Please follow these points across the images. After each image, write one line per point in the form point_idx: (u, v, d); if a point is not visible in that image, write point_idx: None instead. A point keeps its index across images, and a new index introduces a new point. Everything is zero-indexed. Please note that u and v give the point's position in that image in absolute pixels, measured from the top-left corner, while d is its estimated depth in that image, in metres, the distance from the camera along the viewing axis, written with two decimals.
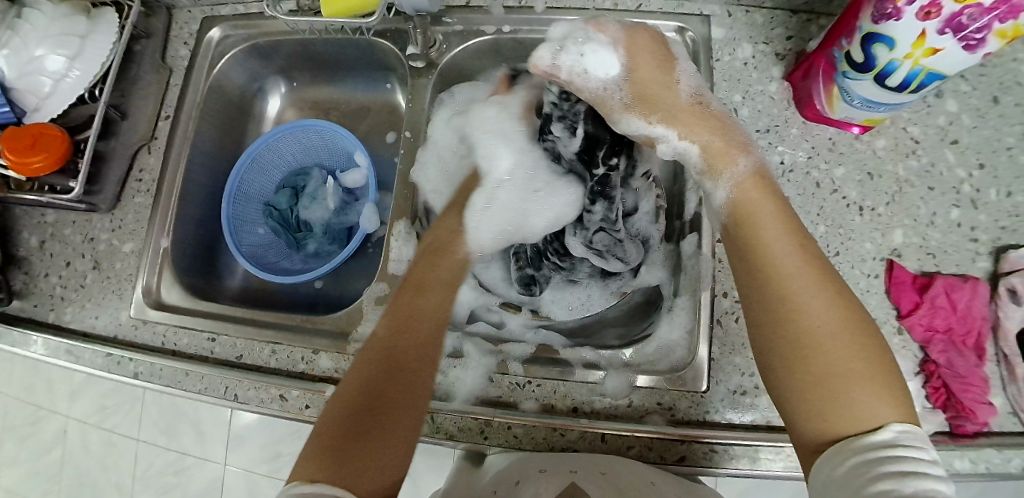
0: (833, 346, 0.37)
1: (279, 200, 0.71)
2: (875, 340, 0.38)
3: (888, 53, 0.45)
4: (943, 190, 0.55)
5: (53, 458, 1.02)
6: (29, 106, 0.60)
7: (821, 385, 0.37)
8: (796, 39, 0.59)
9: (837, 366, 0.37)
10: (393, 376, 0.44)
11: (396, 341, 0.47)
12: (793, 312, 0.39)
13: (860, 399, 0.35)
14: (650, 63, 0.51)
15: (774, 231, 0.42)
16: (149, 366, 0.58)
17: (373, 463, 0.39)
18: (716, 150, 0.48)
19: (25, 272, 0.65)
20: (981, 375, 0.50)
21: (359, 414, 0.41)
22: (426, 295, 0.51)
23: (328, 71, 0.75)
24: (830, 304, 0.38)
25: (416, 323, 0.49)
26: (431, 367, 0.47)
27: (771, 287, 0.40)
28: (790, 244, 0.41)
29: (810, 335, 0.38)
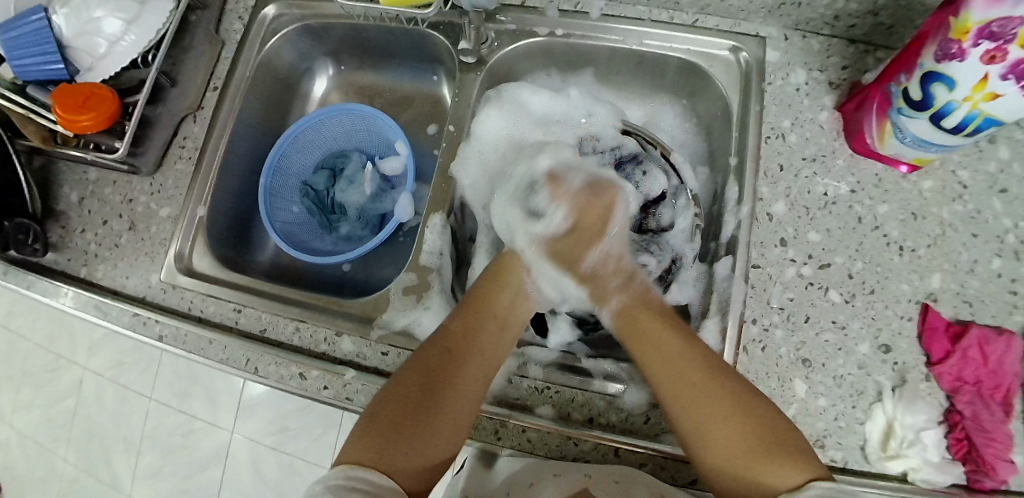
0: (724, 429, 0.44)
1: (316, 180, 0.72)
2: (767, 416, 0.44)
3: (946, 93, 0.44)
4: (987, 238, 0.54)
5: (67, 408, 1.05)
6: (84, 65, 0.61)
7: (733, 459, 0.43)
8: (852, 69, 0.58)
9: (721, 453, 0.44)
10: (444, 370, 0.49)
11: (458, 339, 0.52)
12: (683, 415, 0.46)
13: (774, 469, 0.41)
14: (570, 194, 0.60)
15: (660, 348, 0.51)
16: (175, 330, 0.59)
17: (417, 451, 0.45)
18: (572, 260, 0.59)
19: (62, 226, 0.66)
20: (1005, 431, 0.48)
21: (410, 402, 0.47)
22: (496, 302, 0.56)
23: (376, 57, 0.76)
24: (710, 404, 0.46)
25: (481, 325, 0.54)
26: (489, 362, 0.52)
27: (667, 399, 0.48)
28: (662, 355, 0.50)
29: (700, 425, 0.45)
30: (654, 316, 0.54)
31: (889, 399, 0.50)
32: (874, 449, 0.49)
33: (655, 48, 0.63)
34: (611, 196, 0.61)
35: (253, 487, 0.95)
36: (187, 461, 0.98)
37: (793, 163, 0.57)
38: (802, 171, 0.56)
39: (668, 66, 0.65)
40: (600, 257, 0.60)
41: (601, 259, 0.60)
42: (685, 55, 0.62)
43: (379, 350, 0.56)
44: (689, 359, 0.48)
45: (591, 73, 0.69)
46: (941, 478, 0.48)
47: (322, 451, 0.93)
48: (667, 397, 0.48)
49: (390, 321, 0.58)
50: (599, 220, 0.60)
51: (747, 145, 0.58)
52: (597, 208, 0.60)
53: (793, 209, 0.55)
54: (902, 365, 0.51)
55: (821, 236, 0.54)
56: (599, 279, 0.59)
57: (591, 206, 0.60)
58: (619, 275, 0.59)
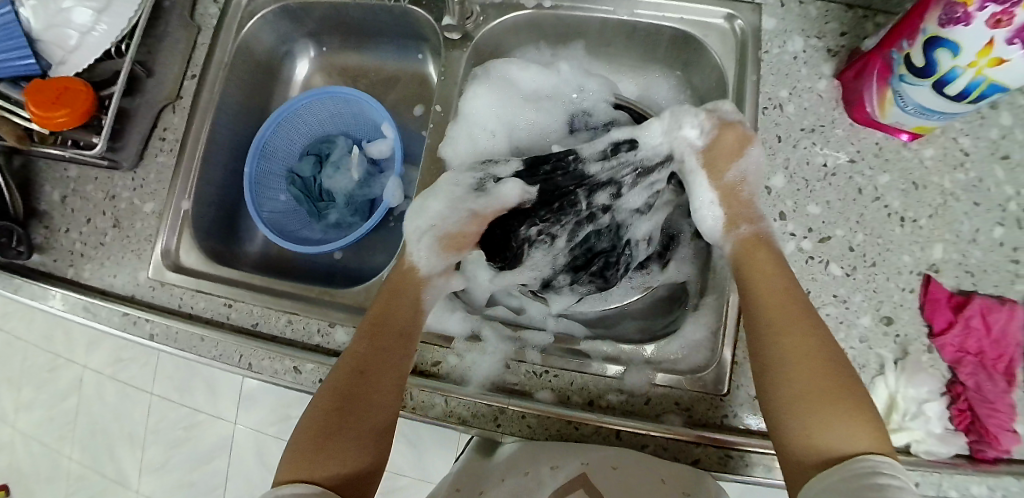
0: (790, 352, 0.44)
1: (303, 168, 0.71)
2: (848, 387, 0.42)
3: (950, 59, 0.42)
4: (989, 206, 0.52)
5: (68, 406, 1.05)
6: (54, 59, 0.59)
7: (803, 407, 0.42)
8: (850, 35, 0.56)
9: (791, 373, 0.43)
10: (354, 392, 0.47)
11: (364, 357, 0.49)
12: (761, 311, 0.47)
13: (840, 428, 0.40)
14: (728, 153, 0.54)
15: (771, 278, 0.48)
16: (165, 328, 0.58)
17: (338, 469, 0.43)
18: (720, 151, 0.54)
19: (45, 226, 0.65)
20: (1008, 401, 0.48)
21: (326, 423, 0.45)
22: (395, 314, 0.52)
23: (359, 38, 0.74)
24: (805, 337, 0.44)
25: (385, 341, 0.50)
26: (395, 375, 0.49)
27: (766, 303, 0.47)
28: (772, 275, 0.48)
29: (783, 370, 0.44)
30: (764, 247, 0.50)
31: (891, 373, 0.50)
32: None
33: (647, 18, 0.61)
34: (745, 147, 0.53)
35: (259, 477, 0.95)
36: (191, 453, 0.99)
37: (791, 134, 0.55)
38: (800, 142, 0.55)
39: (660, 36, 0.63)
40: (734, 179, 0.54)
41: (732, 182, 0.54)
42: (678, 25, 0.60)
43: None
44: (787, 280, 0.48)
45: (582, 46, 0.67)
46: (944, 450, 0.48)
47: None
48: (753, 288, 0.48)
49: None
50: (731, 152, 0.54)
51: (744, 117, 0.56)
52: (734, 141, 0.53)
53: (792, 181, 0.54)
54: (904, 337, 0.50)
55: (821, 208, 0.53)
56: (734, 197, 0.54)
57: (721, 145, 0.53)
58: (746, 207, 0.53)
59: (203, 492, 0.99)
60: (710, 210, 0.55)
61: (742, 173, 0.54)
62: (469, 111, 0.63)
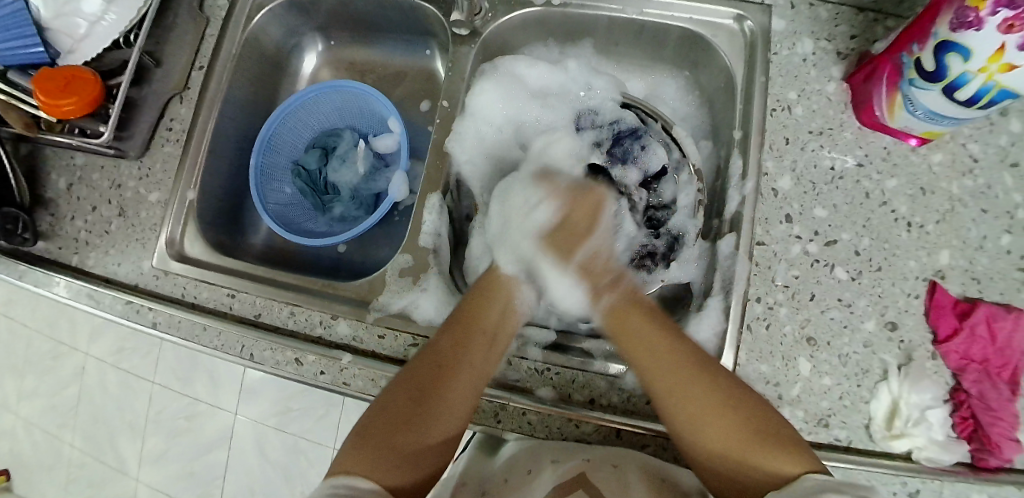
0: (687, 386, 0.45)
1: (308, 160, 0.70)
2: (744, 411, 0.43)
3: (961, 64, 0.42)
4: (996, 213, 0.52)
5: (70, 394, 1.06)
6: (64, 48, 0.60)
7: (742, 446, 0.42)
8: (860, 38, 0.56)
9: (704, 413, 0.44)
10: (429, 389, 0.47)
11: (446, 355, 0.49)
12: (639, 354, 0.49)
13: (775, 460, 0.40)
14: (585, 206, 0.58)
15: (644, 329, 0.49)
16: (169, 316, 0.59)
17: (405, 464, 0.43)
18: (584, 195, 0.58)
19: (51, 214, 0.65)
20: (1012, 410, 0.47)
21: (399, 414, 0.45)
22: (492, 318, 0.53)
23: (367, 32, 0.74)
24: (701, 386, 0.45)
25: (469, 343, 0.50)
26: (477, 379, 0.49)
27: (637, 363, 0.48)
28: (651, 337, 0.49)
29: (692, 413, 0.44)
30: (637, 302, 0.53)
31: (895, 378, 0.49)
32: (879, 428, 0.49)
33: (656, 18, 0.61)
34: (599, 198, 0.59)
35: (259, 469, 0.96)
36: (191, 443, 0.99)
37: (798, 136, 0.55)
38: (808, 144, 0.55)
39: (669, 36, 0.63)
40: (588, 254, 0.57)
41: (589, 258, 0.57)
42: (687, 24, 0.60)
43: (376, 333, 0.55)
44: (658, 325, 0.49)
45: (590, 45, 0.67)
46: (946, 457, 0.48)
47: (325, 432, 0.93)
48: (628, 352, 0.49)
49: (385, 303, 0.57)
50: (586, 218, 0.57)
51: (752, 118, 0.56)
52: (588, 209, 0.58)
53: (799, 183, 0.54)
54: (908, 342, 0.50)
55: (828, 212, 0.53)
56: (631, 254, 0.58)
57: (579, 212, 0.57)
58: (608, 274, 0.56)
59: (203, 482, 0.99)
60: (570, 295, 0.57)
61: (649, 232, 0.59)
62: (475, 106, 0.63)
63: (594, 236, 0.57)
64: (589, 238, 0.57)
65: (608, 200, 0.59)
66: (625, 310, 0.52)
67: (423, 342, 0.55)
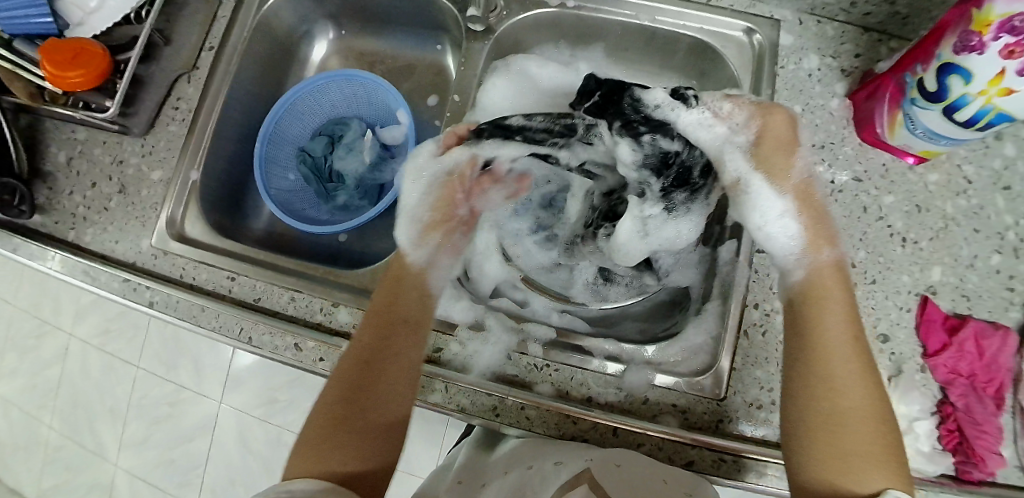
0: (851, 390, 0.42)
1: (314, 147, 0.71)
2: (892, 430, 0.41)
3: (962, 86, 0.43)
4: (988, 233, 0.54)
5: (52, 374, 1.04)
6: (73, 19, 0.59)
7: (855, 453, 0.40)
8: (865, 57, 0.57)
9: (835, 416, 0.41)
10: (360, 383, 0.47)
11: (377, 345, 0.49)
12: (835, 337, 0.44)
13: (874, 472, 0.39)
14: (779, 136, 0.51)
15: (833, 318, 0.45)
16: (165, 296, 0.58)
17: (353, 456, 0.44)
18: (779, 165, 0.51)
19: (49, 187, 0.64)
20: (996, 424, 0.49)
21: (338, 414, 0.45)
22: (404, 304, 0.52)
23: (379, 22, 0.74)
24: (860, 379, 0.42)
25: (392, 335, 0.49)
26: (407, 372, 0.48)
27: (826, 344, 0.44)
28: (833, 322, 0.45)
29: (835, 408, 0.42)
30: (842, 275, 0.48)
31: (884, 389, 0.51)
32: None
33: (667, 25, 0.62)
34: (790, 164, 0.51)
35: (241, 458, 0.95)
36: (174, 429, 0.98)
37: (801, 149, 0.56)
38: (810, 158, 0.56)
39: (679, 44, 0.64)
40: (801, 182, 0.51)
41: (801, 186, 0.51)
42: (697, 34, 0.61)
43: None
44: (855, 325, 0.44)
45: (600, 49, 0.68)
46: (930, 467, 0.49)
47: None
48: (814, 312, 0.46)
49: None
50: (787, 131, 0.51)
51: None
52: (783, 130, 0.51)
53: None
54: (898, 355, 0.51)
55: None
56: (809, 202, 0.50)
57: (775, 133, 0.51)
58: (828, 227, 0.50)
59: (183, 470, 0.98)
60: (780, 225, 0.50)
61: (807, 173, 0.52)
62: (486, 100, 0.64)
63: (793, 180, 0.51)
64: (790, 180, 0.51)
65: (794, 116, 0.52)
66: (833, 279, 0.47)
67: None
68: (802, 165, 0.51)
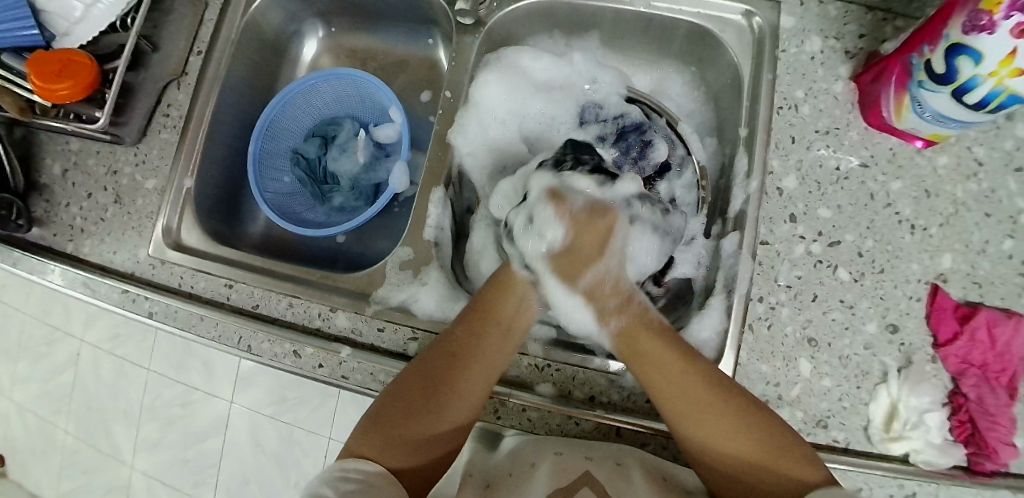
0: (688, 408, 0.45)
1: (307, 149, 0.70)
2: (763, 440, 0.42)
3: (971, 68, 0.41)
4: (1000, 218, 0.52)
5: (65, 379, 1.05)
6: (59, 30, 0.59)
7: (769, 459, 0.42)
8: (869, 38, 0.55)
9: (703, 422, 0.44)
10: (442, 381, 0.47)
11: (462, 343, 0.49)
12: (638, 368, 0.48)
13: (795, 468, 0.41)
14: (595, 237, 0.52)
15: (643, 338, 0.49)
16: (165, 307, 0.58)
17: (414, 447, 0.45)
18: (576, 256, 0.52)
19: (46, 200, 0.64)
20: (1009, 415, 0.48)
21: (409, 402, 0.46)
22: (506, 305, 0.52)
23: (369, 18, 0.72)
24: (699, 389, 0.45)
25: (485, 336, 0.50)
26: (485, 376, 0.48)
27: (645, 369, 0.48)
28: (650, 352, 0.48)
29: (705, 427, 0.44)
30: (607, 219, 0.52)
31: (894, 381, 0.49)
32: (877, 430, 0.49)
33: (663, 11, 0.60)
34: (611, 221, 0.52)
35: (253, 457, 0.95)
36: (186, 430, 0.99)
37: (805, 136, 0.54)
38: (814, 144, 0.54)
39: (676, 30, 0.62)
40: (595, 278, 0.52)
41: (596, 281, 0.52)
42: (695, 19, 0.59)
43: (375, 326, 0.55)
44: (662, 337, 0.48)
45: (595, 37, 0.66)
46: (942, 460, 0.48)
47: (319, 422, 0.93)
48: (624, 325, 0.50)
49: (385, 296, 0.56)
50: (594, 244, 0.52)
51: (758, 116, 0.56)
52: (596, 231, 0.52)
53: (804, 183, 0.53)
54: (908, 345, 0.50)
55: (831, 213, 0.53)
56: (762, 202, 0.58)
57: (580, 247, 0.52)
58: (617, 297, 0.52)
59: (197, 470, 0.99)
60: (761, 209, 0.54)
61: (612, 269, 0.52)
62: (479, 94, 0.63)
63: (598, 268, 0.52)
64: (592, 266, 0.52)
65: (619, 220, 0.53)
66: (631, 330, 0.50)
67: (423, 336, 0.54)
68: (613, 253, 0.52)
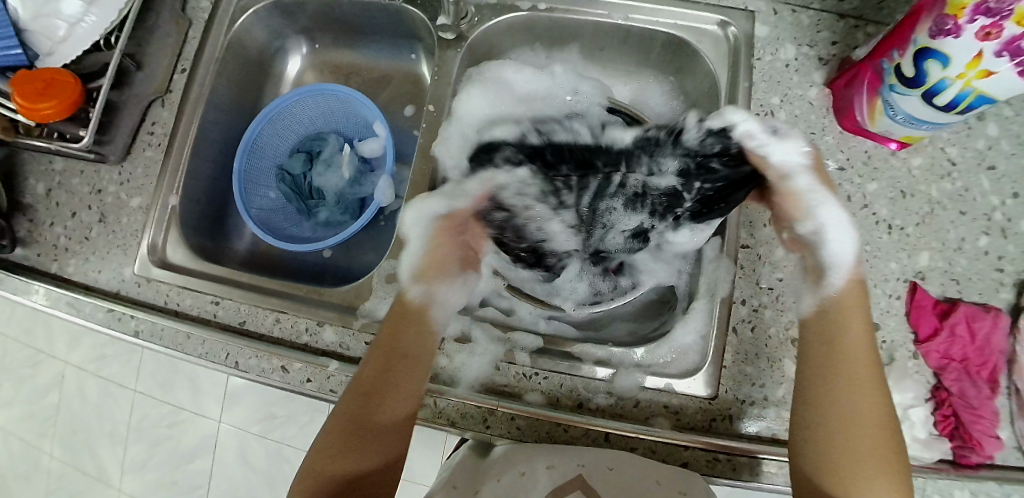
0: (844, 392, 0.45)
1: (292, 165, 0.70)
2: (898, 451, 0.44)
3: (940, 70, 0.43)
4: (974, 215, 0.53)
5: (49, 403, 1.03)
6: (42, 50, 0.59)
7: (858, 465, 0.43)
8: (841, 44, 0.57)
9: (860, 453, 0.43)
10: (366, 407, 0.48)
11: (372, 375, 0.49)
12: (840, 373, 0.45)
13: (879, 491, 0.42)
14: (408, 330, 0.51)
15: (855, 335, 0.46)
16: (151, 325, 0.58)
17: (354, 467, 0.47)
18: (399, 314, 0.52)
19: (29, 220, 0.63)
20: (991, 408, 0.49)
21: (347, 427, 0.47)
22: (405, 339, 0.50)
23: (353, 34, 0.73)
24: (877, 399, 0.44)
25: (395, 367, 0.49)
26: (405, 396, 0.49)
27: (845, 366, 0.45)
28: (862, 348, 0.46)
29: (847, 415, 0.44)
30: (863, 294, 0.48)
31: None
32: None
33: (641, 22, 0.61)
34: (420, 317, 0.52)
35: (243, 476, 0.94)
36: (175, 451, 0.97)
37: None
38: None
39: (654, 40, 0.63)
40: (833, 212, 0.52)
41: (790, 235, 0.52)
42: (672, 29, 0.61)
43: (363, 340, 0.55)
44: (871, 340, 0.46)
45: (576, 49, 0.68)
46: (927, 454, 0.48)
47: (310, 438, 0.91)
48: (842, 323, 0.47)
49: (372, 309, 0.56)
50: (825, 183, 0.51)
51: None
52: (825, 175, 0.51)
53: None
54: (890, 343, 0.51)
55: None
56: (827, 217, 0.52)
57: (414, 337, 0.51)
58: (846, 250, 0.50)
59: (186, 491, 0.97)
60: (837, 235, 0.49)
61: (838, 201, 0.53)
62: (462, 106, 0.63)
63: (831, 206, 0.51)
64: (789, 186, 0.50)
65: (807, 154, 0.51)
66: (850, 301, 0.48)
67: None
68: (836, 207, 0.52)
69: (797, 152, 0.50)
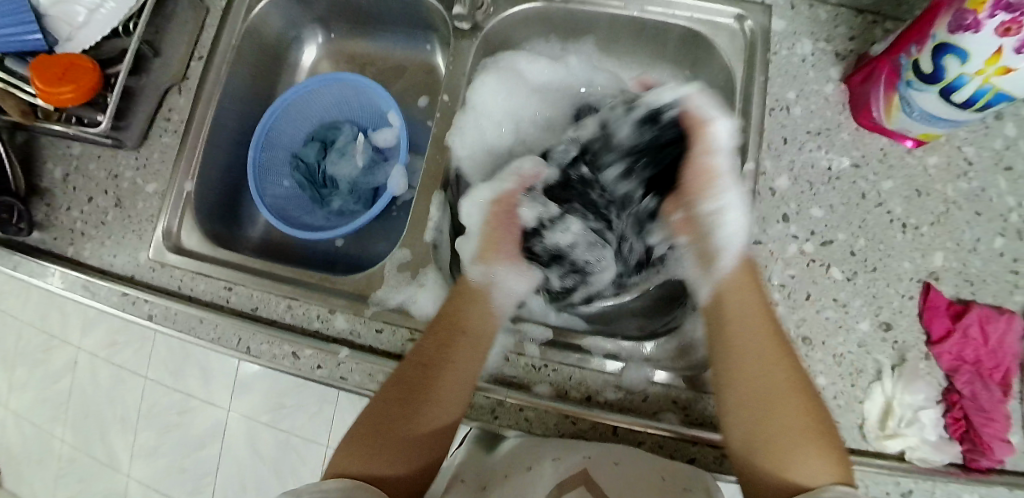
0: (751, 370, 0.47)
1: (308, 153, 0.71)
2: (823, 420, 0.44)
3: (958, 66, 0.42)
4: (990, 216, 0.53)
5: (62, 387, 1.05)
6: (62, 35, 0.60)
7: (780, 439, 0.44)
8: (859, 40, 0.56)
9: (768, 415, 0.45)
10: (417, 389, 0.49)
11: (431, 354, 0.51)
12: (740, 360, 0.48)
13: (808, 461, 0.42)
14: (467, 301, 0.55)
15: (744, 306, 0.49)
16: (164, 308, 0.58)
17: (391, 456, 0.46)
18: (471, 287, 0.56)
19: (47, 204, 0.64)
20: (1003, 411, 0.48)
21: (389, 417, 0.48)
22: (467, 318, 0.53)
23: (368, 24, 0.74)
24: (784, 370, 0.46)
25: (455, 347, 0.51)
26: (458, 387, 0.50)
27: (738, 348, 0.48)
28: (750, 325, 0.48)
29: (757, 394, 0.46)
30: (754, 273, 0.51)
31: (888, 378, 0.50)
32: (872, 428, 0.49)
33: (656, 15, 0.61)
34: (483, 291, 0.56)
35: (251, 463, 0.95)
36: (184, 436, 0.98)
37: (796, 136, 0.55)
38: (806, 145, 0.55)
39: (670, 34, 0.63)
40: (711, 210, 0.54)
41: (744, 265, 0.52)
42: (687, 23, 0.61)
43: (373, 327, 0.55)
44: (761, 300, 0.49)
45: (591, 42, 0.67)
46: (938, 457, 0.48)
47: (318, 426, 0.92)
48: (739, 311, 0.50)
49: (383, 297, 0.57)
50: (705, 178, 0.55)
51: (750, 117, 0.56)
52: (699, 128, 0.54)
53: (796, 183, 0.54)
54: (901, 343, 0.51)
55: (824, 213, 0.53)
56: (696, 224, 0.56)
57: (494, 236, 0.59)
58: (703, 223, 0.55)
59: (194, 477, 0.98)
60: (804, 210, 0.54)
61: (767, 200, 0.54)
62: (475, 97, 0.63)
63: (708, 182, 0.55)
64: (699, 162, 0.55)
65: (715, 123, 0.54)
66: (744, 278, 0.50)
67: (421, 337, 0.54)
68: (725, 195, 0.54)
69: (724, 129, 0.54)
